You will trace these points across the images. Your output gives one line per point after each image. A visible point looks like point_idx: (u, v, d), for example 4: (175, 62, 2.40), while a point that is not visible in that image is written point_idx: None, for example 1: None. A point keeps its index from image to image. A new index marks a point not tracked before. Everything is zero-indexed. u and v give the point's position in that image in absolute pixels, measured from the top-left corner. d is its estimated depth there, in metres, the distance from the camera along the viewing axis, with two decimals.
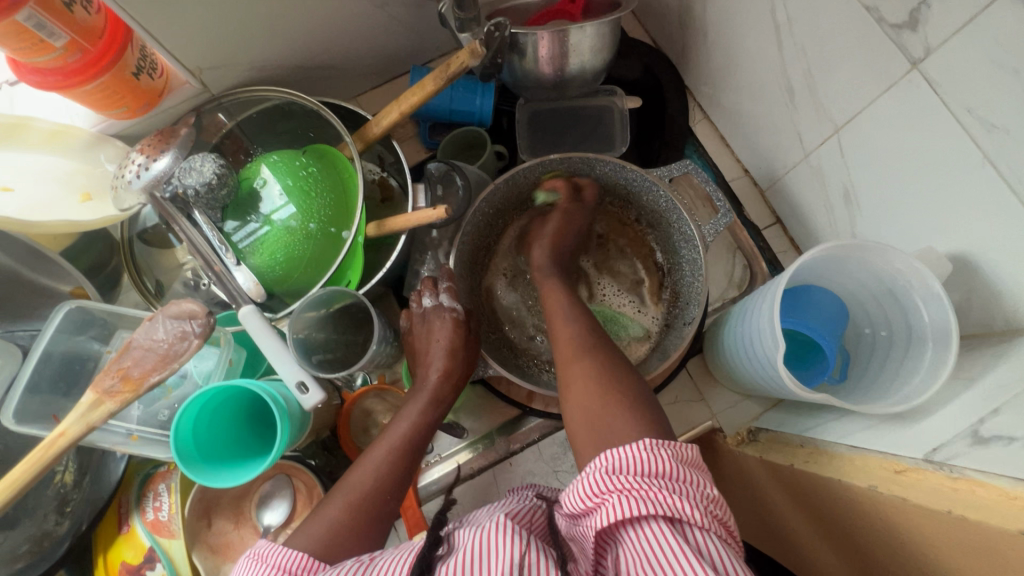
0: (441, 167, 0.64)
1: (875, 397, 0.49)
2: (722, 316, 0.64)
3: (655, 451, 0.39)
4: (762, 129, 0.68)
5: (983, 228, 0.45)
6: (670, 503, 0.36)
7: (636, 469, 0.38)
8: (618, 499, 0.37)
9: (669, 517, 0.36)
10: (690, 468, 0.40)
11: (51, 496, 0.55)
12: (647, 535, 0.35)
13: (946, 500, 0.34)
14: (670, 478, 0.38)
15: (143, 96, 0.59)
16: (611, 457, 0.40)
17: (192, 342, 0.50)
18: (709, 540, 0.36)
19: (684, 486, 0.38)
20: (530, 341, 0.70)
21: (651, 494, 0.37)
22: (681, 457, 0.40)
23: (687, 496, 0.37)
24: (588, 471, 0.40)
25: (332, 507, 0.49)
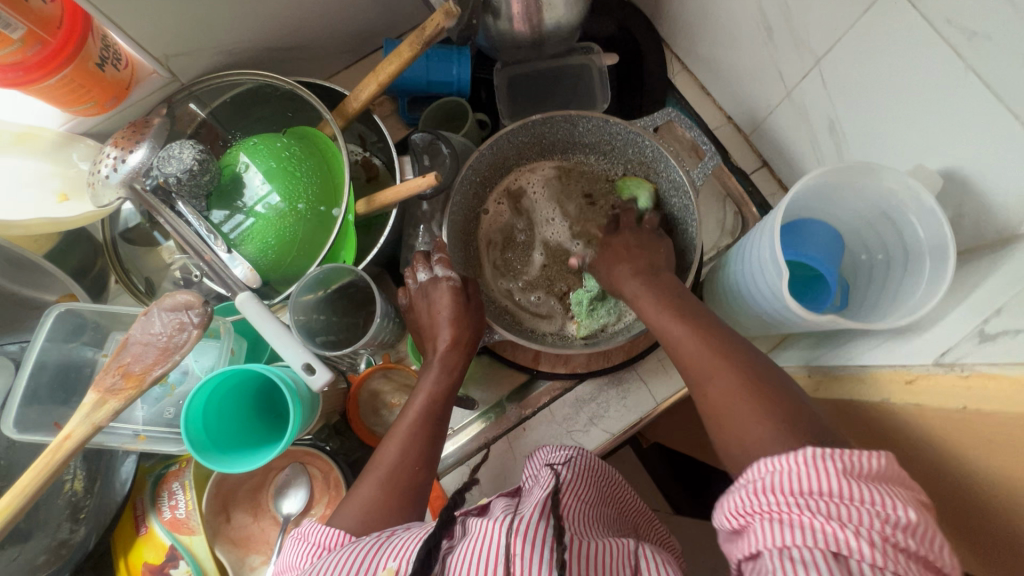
0: (425, 137, 0.64)
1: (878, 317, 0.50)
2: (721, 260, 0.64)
3: (817, 466, 0.34)
4: (741, 73, 0.68)
5: (970, 138, 0.45)
6: (832, 535, 0.32)
7: (789, 486, 0.34)
8: (763, 524, 0.34)
9: (831, 553, 0.32)
10: (875, 488, 0.34)
11: (62, 504, 0.53)
12: (798, 565, 0.32)
13: (959, 397, 0.36)
14: (837, 500, 0.33)
15: (110, 89, 0.57)
16: (757, 471, 0.36)
17: (192, 332, 0.50)
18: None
19: (861, 514, 0.33)
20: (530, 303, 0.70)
21: (806, 521, 0.33)
22: (860, 472, 0.34)
23: (861, 529, 0.32)
24: (737, 485, 0.37)
25: (364, 486, 0.50)
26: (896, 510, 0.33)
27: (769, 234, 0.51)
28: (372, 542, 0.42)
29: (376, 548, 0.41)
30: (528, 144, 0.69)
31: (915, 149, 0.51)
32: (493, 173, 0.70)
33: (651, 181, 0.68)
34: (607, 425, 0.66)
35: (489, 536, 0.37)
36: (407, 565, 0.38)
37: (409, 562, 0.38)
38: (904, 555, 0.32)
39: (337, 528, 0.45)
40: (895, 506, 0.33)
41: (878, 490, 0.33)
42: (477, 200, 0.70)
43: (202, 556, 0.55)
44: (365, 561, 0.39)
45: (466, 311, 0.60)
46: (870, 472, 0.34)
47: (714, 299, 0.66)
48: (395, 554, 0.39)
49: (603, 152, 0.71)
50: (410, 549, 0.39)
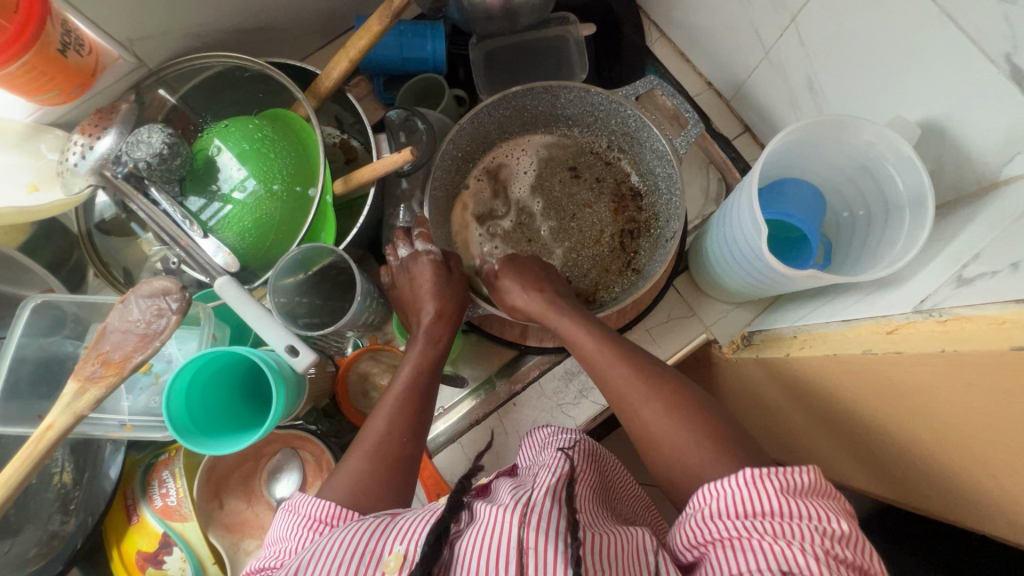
0: (401, 113, 0.62)
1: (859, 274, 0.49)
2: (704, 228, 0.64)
3: (754, 487, 0.35)
4: (718, 36, 0.68)
5: (948, 85, 0.45)
6: (781, 554, 0.33)
7: (734, 511, 0.36)
8: (717, 550, 0.35)
9: (780, 572, 0.32)
10: (810, 503, 0.35)
11: (52, 497, 0.54)
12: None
13: (937, 341, 0.35)
14: (776, 519, 0.34)
15: (74, 76, 0.56)
16: (704, 500, 0.37)
17: (171, 318, 0.49)
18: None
19: (801, 529, 0.34)
20: None
21: (754, 543, 0.34)
22: (795, 487, 0.36)
23: (804, 543, 0.33)
24: (689, 517, 0.38)
25: (352, 458, 0.50)
26: (830, 523, 0.34)
27: (750, 192, 0.50)
28: (376, 522, 0.41)
29: (383, 529, 0.40)
30: (510, 117, 0.68)
31: (893, 102, 0.51)
32: (473, 148, 0.69)
33: (635, 151, 0.67)
34: (597, 397, 0.66)
35: (499, 525, 0.37)
36: (416, 551, 0.37)
37: (416, 548, 0.37)
38: (845, 566, 0.33)
39: (328, 501, 0.45)
40: (829, 519, 0.34)
41: (810, 504, 0.35)
42: (458, 176, 0.69)
43: (196, 542, 0.55)
44: (368, 542, 0.39)
45: (448, 285, 0.60)
46: (803, 488, 0.36)
47: (699, 267, 0.65)
48: (400, 538, 0.39)
49: (584, 124, 0.70)
50: (416, 533, 0.39)
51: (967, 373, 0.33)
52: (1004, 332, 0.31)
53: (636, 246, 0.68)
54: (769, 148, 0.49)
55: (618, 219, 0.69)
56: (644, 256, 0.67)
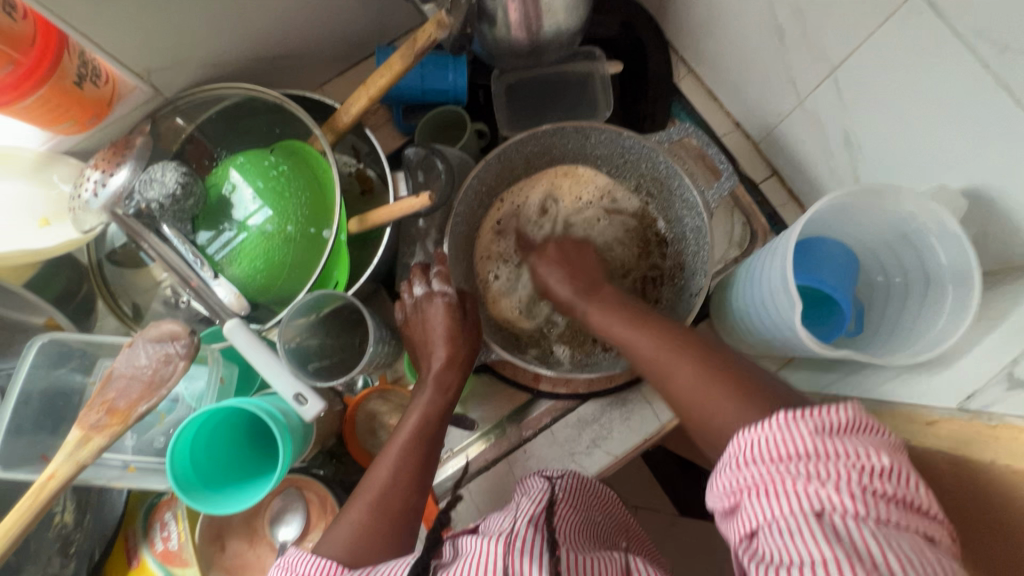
0: (419, 152, 0.61)
1: (896, 347, 0.47)
2: (728, 279, 0.62)
3: (790, 430, 0.33)
4: (750, 79, 0.65)
5: (999, 155, 0.42)
6: (814, 494, 0.31)
7: (767, 456, 0.33)
8: (751, 500, 0.33)
9: (814, 514, 0.31)
10: (848, 439, 0.33)
11: (52, 538, 0.52)
12: (789, 534, 0.31)
13: (984, 448, 0.34)
14: (817, 460, 0.32)
15: (91, 107, 0.54)
16: (738, 445, 0.35)
17: (178, 364, 0.48)
18: (872, 535, 0.30)
19: (837, 468, 0.32)
20: (531, 319, 0.67)
21: (788, 485, 0.32)
22: (832, 426, 0.33)
23: (841, 483, 0.31)
24: (722, 464, 0.36)
25: (353, 511, 0.49)
26: (869, 458, 0.32)
27: (783, 254, 0.48)
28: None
29: None
30: (537, 154, 0.67)
31: (936, 166, 0.48)
32: (498, 183, 0.67)
33: (664, 197, 0.65)
34: (610, 447, 0.64)
35: (484, 555, 0.37)
36: None
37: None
38: (884, 501, 0.31)
39: (325, 558, 0.44)
40: (869, 454, 0.32)
41: (849, 442, 0.32)
42: (480, 210, 0.67)
43: None
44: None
45: (461, 328, 0.58)
46: (842, 425, 0.33)
47: (721, 317, 0.63)
48: None
49: (614, 165, 0.68)
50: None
51: None
52: None
53: (657, 293, 0.66)
54: (807, 211, 0.47)
55: (641, 265, 0.67)
56: (665, 305, 0.65)
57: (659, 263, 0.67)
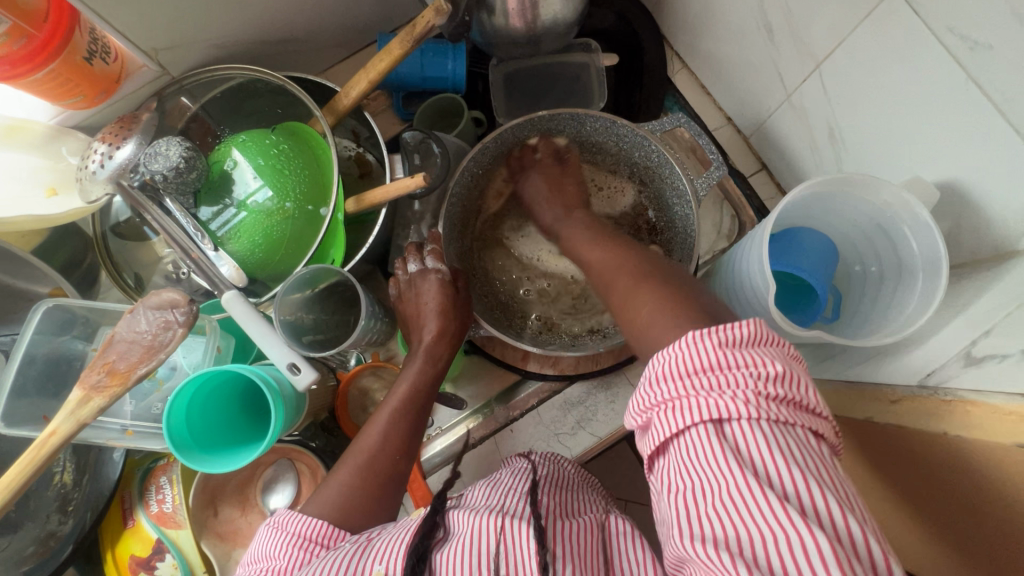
0: (417, 136, 0.62)
1: (870, 328, 0.49)
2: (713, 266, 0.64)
3: (696, 346, 0.35)
4: (742, 75, 0.67)
5: (970, 151, 0.44)
6: (715, 404, 0.32)
7: (678, 371, 0.35)
8: (660, 416, 0.34)
9: (713, 421, 0.32)
10: (749, 352, 0.34)
11: (51, 497, 0.54)
12: (693, 447, 0.32)
13: (937, 421, 0.36)
14: (717, 371, 0.34)
15: (99, 83, 0.56)
16: (652, 366, 0.36)
17: (177, 331, 0.50)
18: (766, 438, 0.31)
19: (736, 377, 0.33)
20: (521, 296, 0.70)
21: (694, 400, 0.33)
22: (735, 338, 0.34)
23: (739, 392, 0.33)
24: (640, 383, 0.37)
25: (343, 469, 0.51)
26: (766, 366, 0.33)
27: (760, 240, 0.50)
28: (354, 548, 0.41)
29: (358, 553, 0.40)
30: (533, 139, 0.68)
31: (911, 160, 0.50)
32: (495, 167, 0.69)
33: (657, 185, 0.67)
34: (594, 429, 0.66)
35: (475, 532, 0.39)
36: (396, 566, 0.38)
37: (396, 565, 0.38)
38: (778, 404, 0.32)
39: (316, 519, 0.46)
40: (765, 362, 0.33)
41: (749, 353, 0.34)
42: (478, 194, 0.70)
43: (190, 549, 0.56)
44: (351, 565, 0.39)
45: (455, 302, 0.60)
46: (744, 339, 0.34)
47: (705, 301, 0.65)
48: (381, 556, 0.39)
49: (608, 152, 0.69)
50: (396, 551, 0.39)
51: None
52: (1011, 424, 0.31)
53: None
54: (784, 199, 0.48)
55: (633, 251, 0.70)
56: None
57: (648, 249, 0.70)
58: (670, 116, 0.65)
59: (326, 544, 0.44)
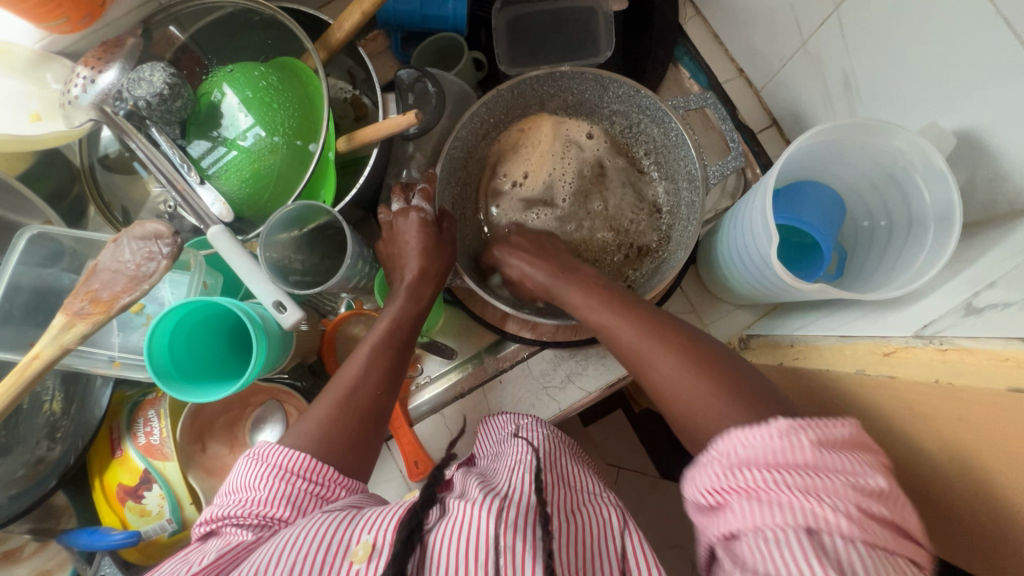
0: (412, 73, 0.59)
1: (852, 300, 0.48)
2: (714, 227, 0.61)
3: (790, 438, 0.33)
4: (757, 21, 0.63)
5: (993, 96, 0.41)
6: (810, 511, 0.31)
7: (768, 459, 0.33)
8: (740, 502, 0.33)
9: (806, 529, 0.31)
10: (842, 456, 0.33)
11: (41, 424, 0.55)
12: (776, 543, 0.31)
13: (933, 371, 0.33)
14: (814, 472, 0.32)
15: (83, 5, 0.54)
16: (731, 445, 0.35)
17: (160, 262, 0.49)
18: (859, 556, 0.30)
19: (834, 484, 0.32)
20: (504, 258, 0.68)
21: (783, 499, 0.32)
22: (828, 439, 0.34)
23: (839, 501, 0.31)
24: (707, 459, 0.36)
25: (321, 406, 0.50)
26: (865, 478, 0.33)
27: (764, 192, 0.47)
28: (344, 513, 0.41)
29: (348, 521, 0.40)
30: (556, 95, 0.66)
31: (929, 108, 0.47)
32: (509, 116, 0.67)
33: (670, 164, 0.64)
34: (584, 383, 0.66)
35: (470, 517, 0.38)
36: (385, 537, 0.37)
37: (386, 536, 0.37)
38: (876, 525, 0.31)
39: (299, 452, 0.46)
40: (863, 472, 0.33)
41: (846, 458, 0.33)
42: (486, 142, 0.67)
43: (175, 481, 0.56)
44: (336, 532, 0.38)
45: (437, 244, 0.58)
46: (839, 441, 0.34)
47: (705, 261, 0.62)
48: (367, 527, 0.38)
49: (629, 124, 0.66)
50: (386, 522, 0.38)
51: (959, 407, 0.32)
52: (1007, 369, 0.29)
53: (636, 267, 0.66)
54: (786, 150, 0.46)
55: (627, 234, 0.67)
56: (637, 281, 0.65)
57: (648, 230, 0.67)
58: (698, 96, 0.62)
59: (307, 475, 0.45)
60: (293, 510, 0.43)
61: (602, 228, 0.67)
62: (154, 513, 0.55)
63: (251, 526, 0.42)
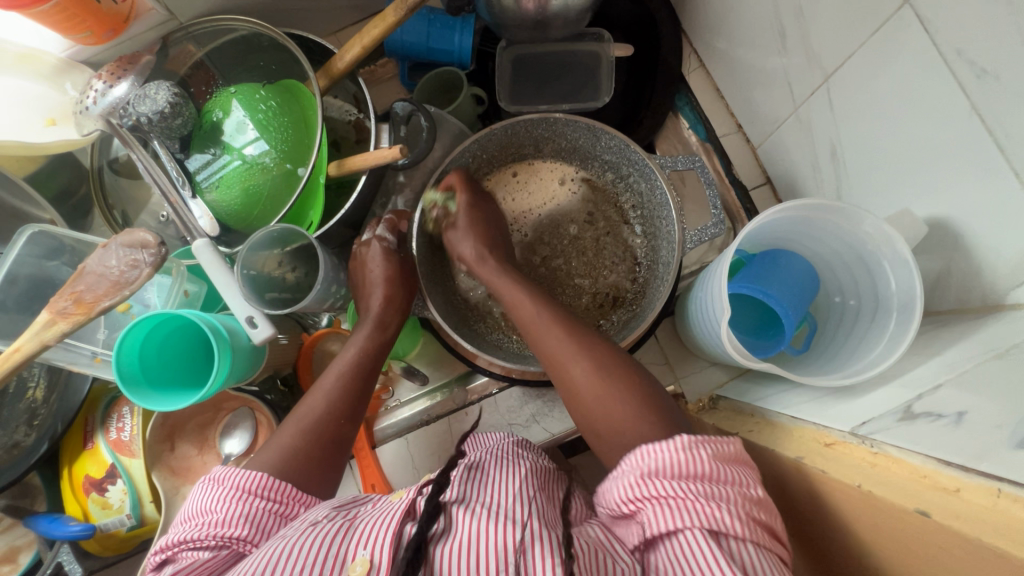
0: (406, 107, 0.60)
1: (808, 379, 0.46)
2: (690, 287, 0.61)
3: (691, 451, 0.39)
4: (755, 80, 0.63)
5: (970, 190, 0.40)
6: (709, 514, 0.36)
7: (670, 471, 0.39)
8: (654, 508, 0.38)
9: (709, 530, 0.36)
10: (733, 469, 0.40)
11: (22, 409, 0.58)
12: (686, 546, 0.36)
13: (858, 473, 0.32)
14: (710, 481, 0.38)
15: (106, 21, 0.57)
16: (642, 458, 0.40)
17: (142, 271, 0.51)
18: (752, 555, 0.36)
19: (730, 493, 0.38)
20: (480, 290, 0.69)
21: (688, 503, 0.37)
22: (720, 453, 0.40)
23: (731, 507, 0.37)
24: (625, 470, 0.41)
25: (282, 435, 0.52)
26: (750, 487, 0.39)
27: (725, 258, 0.47)
28: (334, 525, 0.42)
29: (340, 534, 0.41)
30: (549, 140, 0.67)
31: (908, 191, 0.46)
32: (500, 155, 0.68)
33: (654, 219, 0.64)
34: (548, 425, 0.66)
35: (474, 533, 0.39)
36: (382, 557, 0.38)
37: (383, 554, 0.38)
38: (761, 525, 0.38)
39: (256, 472, 0.47)
40: (749, 484, 0.39)
41: (736, 471, 0.39)
42: (474, 177, 0.69)
43: (139, 478, 0.59)
44: (331, 547, 0.39)
45: (401, 272, 0.61)
46: (728, 455, 0.40)
47: (680, 320, 0.62)
48: (362, 541, 0.40)
49: (617, 176, 0.67)
50: (380, 536, 0.40)
51: (879, 515, 0.31)
52: (924, 487, 0.28)
53: (608, 316, 0.66)
54: (751, 222, 0.46)
55: (603, 281, 0.67)
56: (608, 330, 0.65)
57: (624, 283, 0.67)
58: (690, 155, 0.62)
59: (264, 493, 0.46)
60: (258, 530, 0.45)
61: (581, 273, 0.67)
62: (115, 507, 0.58)
63: (209, 545, 0.43)
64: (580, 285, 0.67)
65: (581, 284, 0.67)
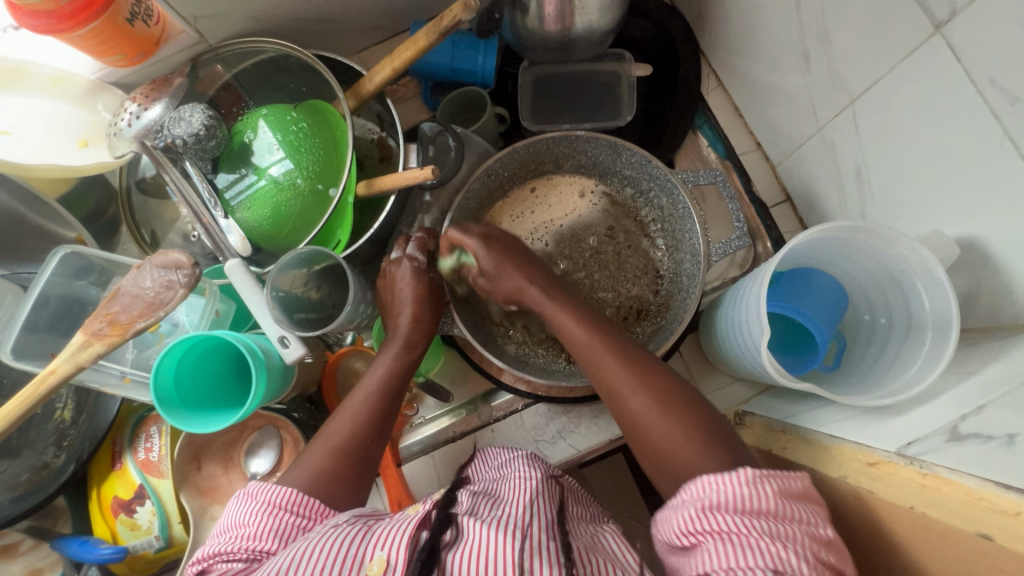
0: (434, 128, 0.62)
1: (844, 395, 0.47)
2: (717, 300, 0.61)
3: (757, 487, 0.38)
4: (775, 101, 0.64)
5: (1000, 211, 0.41)
6: (777, 555, 0.36)
7: (733, 506, 0.38)
8: (715, 543, 0.37)
9: (772, 570, 0.35)
10: (798, 506, 0.39)
11: (50, 430, 0.59)
12: None
13: (910, 496, 0.33)
14: (774, 518, 0.37)
15: (139, 44, 0.58)
16: (704, 490, 0.39)
17: (178, 291, 0.51)
18: None
19: (794, 531, 0.37)
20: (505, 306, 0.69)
21: (751, 541, 0.36)
22: (788, 490, 0.39)
23: (792, 544, 0.36)
24: (683, 503, 0.40)
25: (311, 454, 0.52)
26: (818, 526, 0.38)
27: (763, 280, 0.48)
28: (354, 529, 0.43)
29: (359, 537, 0.42)
30: (569, 155, 0.68)
31: (937, 211, 0.47)
32: (522, 172, 0.69)
33: (676, 232, 0.65)
34: (575, 441, 0.66)
35: (484, 544, 0.40)
36: (401, 555, 0.39)
37: (400, 553, 0.39)
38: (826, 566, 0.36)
39: (287, 487, 0.48)
40: (816, 522, 0.38)
41: (802, 508, 0.38)
42: (497, 194, 0.69)
43: (167, 498, 0.58)
44: (350, 548, 0.40)
45: (430, 291, 0.61)
46: (794, 492, 0.39)
47: (706, 334, 0.62)
48: (381, 543, 0.40)
49: (637, 189, 0.68)
50: (397, 537, 0.41)
51: (934, 536, 0.31)
52: (981, 510, 0.29)
53: (634, 327, 0.67)
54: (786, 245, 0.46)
55: (626, 295, 0.68)
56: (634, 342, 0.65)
57: (648, 295, 0.68)
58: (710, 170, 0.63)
59: (294, 509, 0.47)
60: (281, 542, 0.45)
61: (604, 286, 0.68)
62: (143, 528, 0.58)
63: (241, 558, 0.44)
64: (603, 300, 0.68)
65: (605, 298, 0.68)
